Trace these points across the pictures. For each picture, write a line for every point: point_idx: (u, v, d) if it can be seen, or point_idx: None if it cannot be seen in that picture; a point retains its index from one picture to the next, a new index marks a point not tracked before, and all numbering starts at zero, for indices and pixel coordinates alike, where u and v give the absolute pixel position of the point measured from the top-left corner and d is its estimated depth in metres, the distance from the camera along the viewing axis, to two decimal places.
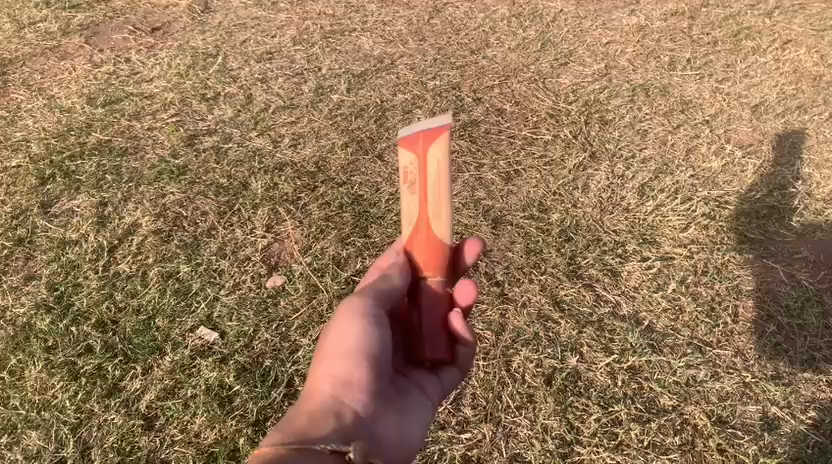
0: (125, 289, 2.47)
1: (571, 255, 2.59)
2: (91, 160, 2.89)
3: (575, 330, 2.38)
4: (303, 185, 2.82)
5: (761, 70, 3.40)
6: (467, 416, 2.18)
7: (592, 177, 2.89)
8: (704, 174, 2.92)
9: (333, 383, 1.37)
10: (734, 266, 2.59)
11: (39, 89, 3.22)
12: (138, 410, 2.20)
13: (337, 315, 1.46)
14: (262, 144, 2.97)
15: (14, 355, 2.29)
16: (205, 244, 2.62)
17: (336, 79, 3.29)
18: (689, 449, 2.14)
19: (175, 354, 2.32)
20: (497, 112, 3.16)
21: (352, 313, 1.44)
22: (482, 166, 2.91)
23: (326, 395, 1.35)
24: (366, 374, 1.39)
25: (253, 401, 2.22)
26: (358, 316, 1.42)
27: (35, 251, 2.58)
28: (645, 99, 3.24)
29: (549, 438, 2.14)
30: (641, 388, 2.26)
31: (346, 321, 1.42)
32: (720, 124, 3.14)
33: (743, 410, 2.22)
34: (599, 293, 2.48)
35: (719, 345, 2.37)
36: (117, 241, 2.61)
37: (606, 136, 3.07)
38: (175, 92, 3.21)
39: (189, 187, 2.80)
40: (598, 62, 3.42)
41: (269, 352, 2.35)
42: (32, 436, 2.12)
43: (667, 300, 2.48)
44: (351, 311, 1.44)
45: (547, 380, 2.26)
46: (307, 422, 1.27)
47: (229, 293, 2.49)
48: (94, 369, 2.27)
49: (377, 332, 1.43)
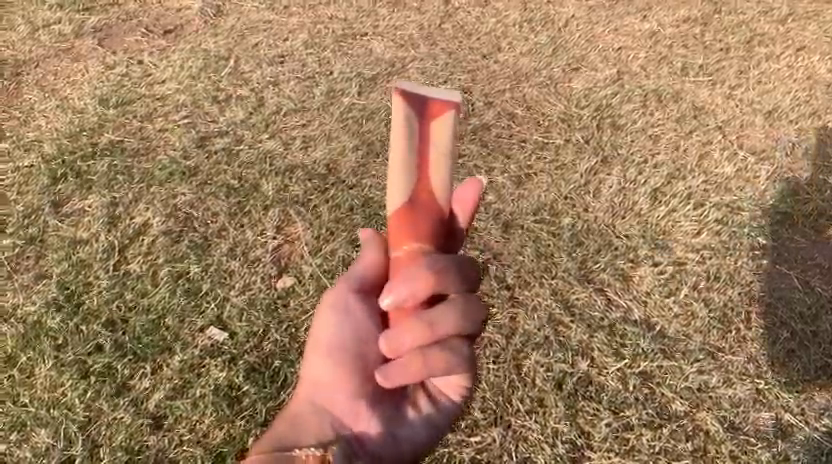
0: (135, 289, 2.47)
1: (582, 259, 2.57)
2: (103, 160, 2.90)
3: (586, 334, 2.35)
4: (313, 187, 2.82)
5: (774, 76, 3.39)
6: (477, 419, 2.17)
7: (604, 181, 2.87)
8: (716, 179, 2.90)
9: (314, 386, 1.30)
10: (747, 272, 2.56)
11: (52, 91, 3.24)
12: (146, 409, 2.20)
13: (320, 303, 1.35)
14: (272, 146, 2.97)
15: (24, 353, 2.30)
16: (215, 244, 2.62)
17: (347, 82, 3.29)
18: (700, 455, 2.14)
19: (184, 354, 2.32)
20: (508, 117, 3.16)
21: (328, 304, 1.32)
22: (492, 170, 2.91)
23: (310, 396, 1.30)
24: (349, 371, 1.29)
25: (263, 402, 2.24)
26: (333, 307, 1.31)
27: (46, 250, 2.59)
28: (657, 104, 3.22)
29: (559, 442, 2.14)
30: (652, 392, 2.25)
31: (323, 314, 1.32)
32: (733, 130, 3.13)
33: (757, 416, 2.21)
34: (610, 298, 2.46)
35: (730, 350, 2.36)
36: (127, 240, 2.61)
37: (618, 141, 3.06)
38: (187, 94, 3.22)
39: (200, 188, 2.80)
40: (609, 68, 3.40)
41: (278, 353, 2.35)
42: (41, 433, 2.13)
43: (678, 306, 2.46)
44: (330, 301, 1.33)
45: (558, 384, 2.25)
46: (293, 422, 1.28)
47: (238, 294, 2.49)
48: (103, 368, 2.27)
49: (354, 322, 1.31)
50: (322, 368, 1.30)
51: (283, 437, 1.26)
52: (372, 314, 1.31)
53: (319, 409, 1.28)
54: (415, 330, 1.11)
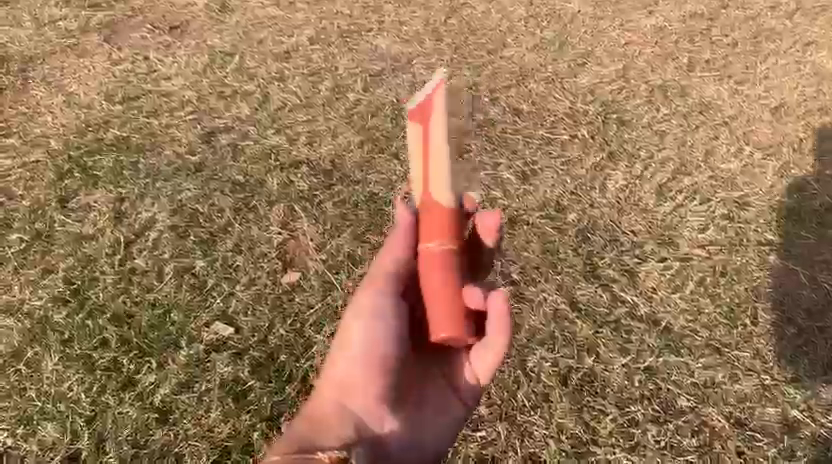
0: (142, 285, 2.48)
1: (588, 255, 2.55)
2: (109, 155, 2.90)
3: (592, 330, 2.35)
4: (319, 183, 2.82)
5: (781, 71, 3.37)
6: (482, 414, 2.17)
7: (610, 177, 2.87)
8: (723, 175, 2.89)
9: (343, 388, 1.47)
10: (754, 268, 2.55)
11: (59, 87, 3.25)
12: (152, 403, 2.21)
13: (352, 309, 1.56)
14: (278, 142, 2.98)
15: (31, 347, 2.31)
16: (220, 240, 2.62)
17: (353, 78, 3.29)
18: (707, 451, 2.14)
19: (190, 349, 2.33)
20: (514, 112, 3.15)
21: (365, 309, 1.53)
22: (498, 165, 2.90)
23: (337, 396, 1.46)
24: (377, 374, 1.48)
25: (268, 397, 2.24)
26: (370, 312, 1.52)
27: (52, 245, 2.59)
28: (663, 99, 3.21)
29: (565, 438, 2.14)
30: (657, 388, 2.24)
31: (358, 319, 1.53)
32: (740, 125, 3.11)
33: (763, 412, 2.22)
34: (616, 293, 2.45)
35: (737, 346, 2.34)
36: (134, 236, 2.62)
37: (624, 136, 3.05)
38: (193, 90, 3.23)
39: (206, 183, 2.80)
40: (616, 63, 3.39)
41: (283, 347, 2.36)
42: (48, 428, 2.14)
43: (685, 302, 2.44)
44: (365, 307, 1.54)
45: (563, 379, 2.25)
46: (323, 415, 1.42)
47: (245, 289, 2.49)
48: (109, 362, 2.28)
49: (387, 326, 1.51)
50: (352, 370, 1.49)
51: (314, 427, 1.39)
52: (400, 323, 1.53)
53: (345, 408, 1.45)
54: (453, 307, 1.38)
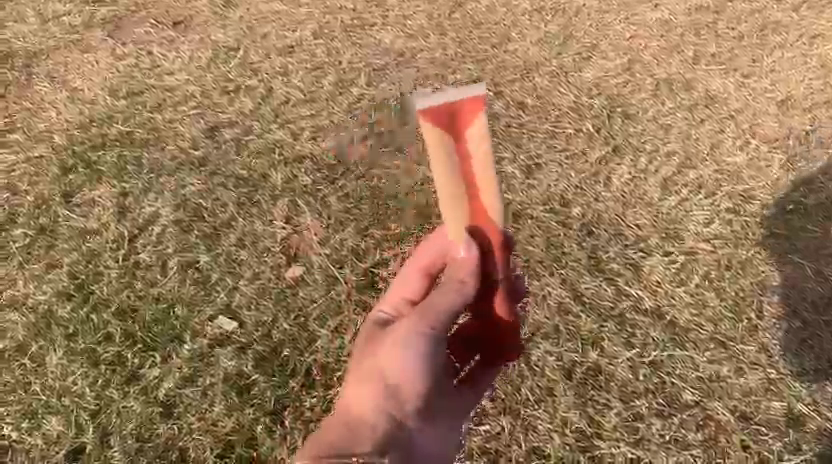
0: (145, 279, 2.48)
1: (592, 248, 2.55)
2: (113, 150, 2.91)
3: (596, 324, 2.33)
4: (323, 178, 2.81)
5: (787, 64, 3.35)
6: (486, 408, 2.17)
7: (614, 171, 2.86)
8: (729, 168, 2.87)
9: (377, 405, 1.44)
10: (760, 262, 2.53)
11: (63, 82, 3.25)
12: (155, 397, 2.22)
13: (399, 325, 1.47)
14: (282, 136, 2.97)
15: (35, 341, 2.31)
16: (224, 234, 2.62)
17: (356, 72, 3.28)
18: (712, 445, 2.14)
19: (193, 343, 2.33)
20: (518, 107, 3.14)
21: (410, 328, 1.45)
22: (502, 160, 2.89)
23: (372, 409, 1.44)
24: (416, 390, 1.46)
25: (273, 390, 2.25)
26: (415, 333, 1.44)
27: (57, 239, 2.59)
28: (668, 93, 3.19)
29: (569, 432, 2.14)
30: (662, 382, 2.23)
31: (404, 335, 1.45)
32: (746, 118, 3.09)
33: (768, 406, 2.21)
34: (620, 287, 2.43)
35: (743, 340, 2.33)
36: (138, 231, 2.62)
37: (629, 130, 3.03)
38: (196, 85, 3.23)
39: (210, 178, 2.80)
40: (620, 56, 3.37)
41: (287, 342, 2.36)
42: (53, 422, 2.17)
43: (690, 295, 2.43)
44: (407, 329, 1.45)
45: (567, 373, 2.24)
46: (347, 432, 1.43)
47: (248, 283, 2.49)
48: (114, 356, 2.29)
49: (431, 348, 1.45)
50: (391, 383, 1.45)
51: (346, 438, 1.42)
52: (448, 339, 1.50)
53: (374, 424, 1.43)
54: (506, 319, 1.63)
